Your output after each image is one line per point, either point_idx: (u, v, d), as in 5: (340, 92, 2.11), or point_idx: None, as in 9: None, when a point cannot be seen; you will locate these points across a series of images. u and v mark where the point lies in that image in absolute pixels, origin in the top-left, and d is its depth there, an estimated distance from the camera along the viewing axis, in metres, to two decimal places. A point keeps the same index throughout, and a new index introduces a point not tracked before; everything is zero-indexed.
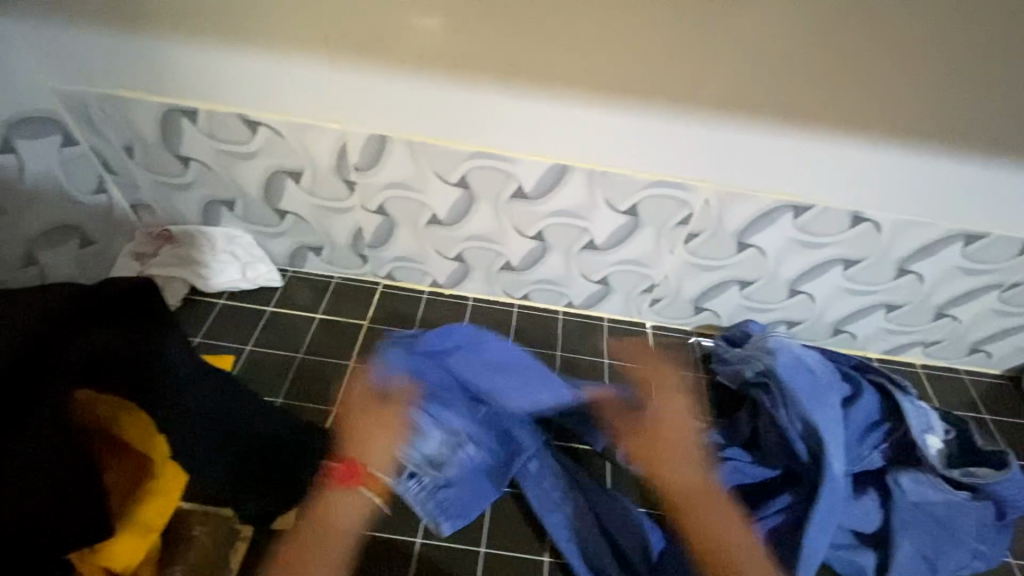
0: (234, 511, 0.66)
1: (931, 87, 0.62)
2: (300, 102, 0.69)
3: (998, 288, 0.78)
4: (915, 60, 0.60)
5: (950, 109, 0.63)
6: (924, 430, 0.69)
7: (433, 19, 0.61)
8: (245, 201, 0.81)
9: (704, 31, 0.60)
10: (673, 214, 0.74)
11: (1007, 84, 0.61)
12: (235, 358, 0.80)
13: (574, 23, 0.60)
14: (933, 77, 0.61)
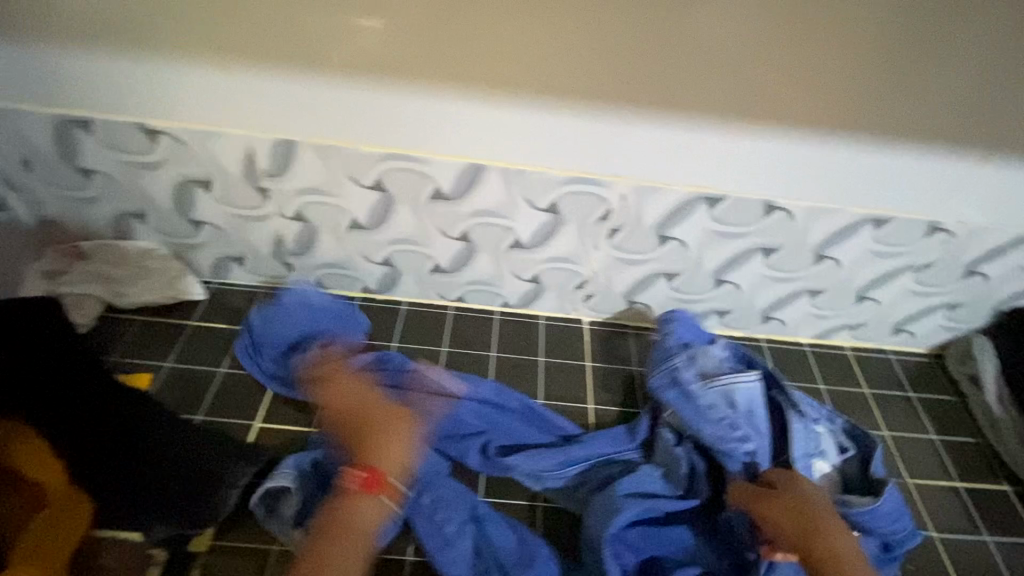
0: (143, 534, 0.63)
1: (818, 76, 0.65)
2: (201, 109, 0.67)
3: (912, 271, 0.81)
4: (800, 50, 0.63)
5: (842, 96, 0.65)
6: (814, 456, 0.71)
7: (376, 19, 0.62)
8: (157, 213, 0.78)
9: (610, 27, 0.63)
10: (592, 210, 0.74)
11: (887, 70, 0.64)
12: (154, 375, 0.77)
13: (471, 31, 0.63)
14: (818, 66, 0.64)
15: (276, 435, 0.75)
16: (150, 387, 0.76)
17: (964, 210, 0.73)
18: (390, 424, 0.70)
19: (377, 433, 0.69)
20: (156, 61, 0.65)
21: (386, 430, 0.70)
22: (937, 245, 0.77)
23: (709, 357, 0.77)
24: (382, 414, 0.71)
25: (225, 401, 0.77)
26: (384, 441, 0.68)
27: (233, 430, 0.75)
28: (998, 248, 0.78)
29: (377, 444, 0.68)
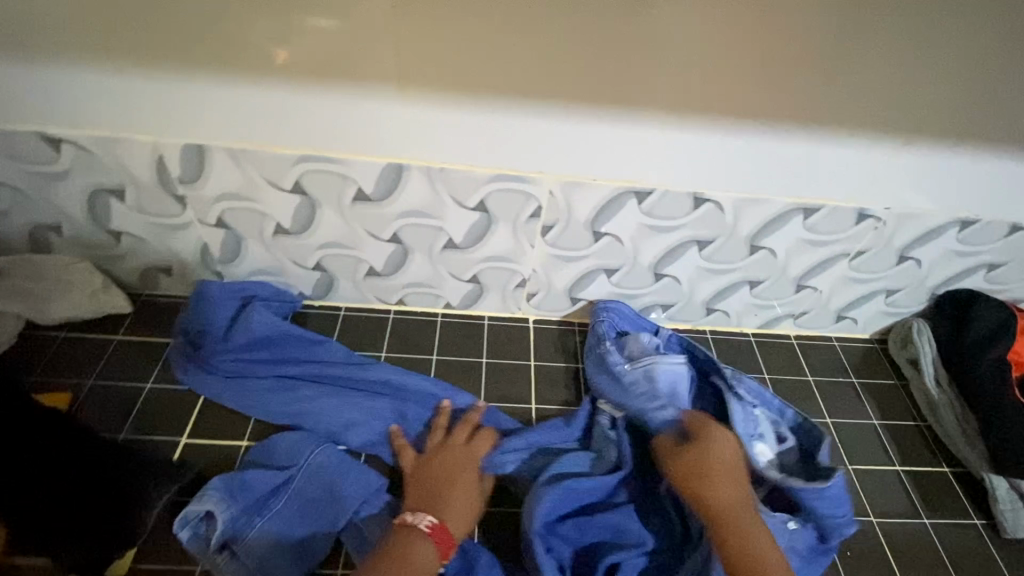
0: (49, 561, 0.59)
1: (751, 68, 0.61)
2: (103, 116, 0.65)
3: (847, 258, 0.81)
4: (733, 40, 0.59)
5: (773, 89, 0.63)
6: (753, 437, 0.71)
7: (330, 20, 0.58)
8: (71, 224, 0.75)
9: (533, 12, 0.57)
10: (522, 209, 0.73)
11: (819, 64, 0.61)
12: (73, 395, 0.74)
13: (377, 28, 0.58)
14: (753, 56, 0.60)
15: (203, 451, 0.71)
16: (67, 407, 0.72)
17: (890, 197, 0.74)
18: (468, 478, 0.67)
19: (446, 484, 0.66)
20: (44, 65, 0.61)
21: (441, 485, 0.66)
22: (867, 232, 0.77)
23: (637, 342, 0.79)
24: (453, 464, 0.68)
25: (150, 418, 0.73)
26: (458, 493, 0.65)
27: (159, 447, 0.71)
28: (928, 233, 0.79)
29: (469, 489, 0.66)
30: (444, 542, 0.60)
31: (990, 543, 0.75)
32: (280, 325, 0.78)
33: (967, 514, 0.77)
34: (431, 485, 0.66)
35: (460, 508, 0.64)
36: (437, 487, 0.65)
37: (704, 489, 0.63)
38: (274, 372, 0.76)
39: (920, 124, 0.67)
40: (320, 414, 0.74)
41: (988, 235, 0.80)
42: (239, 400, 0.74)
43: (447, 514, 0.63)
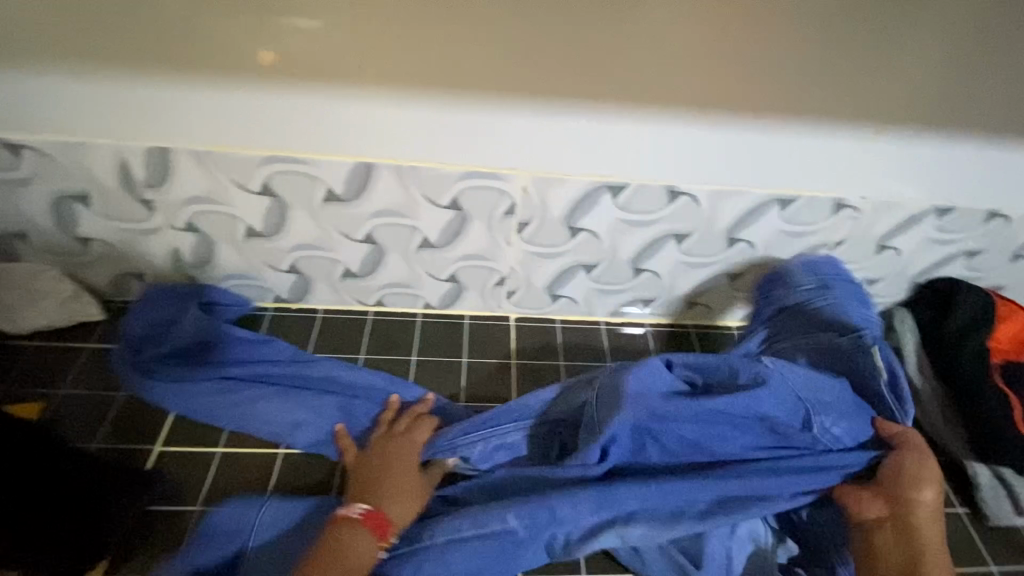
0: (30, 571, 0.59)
1: None
2: (62, 121, 0.63)
3: (826, 248, 0.80)
4: None
5: None
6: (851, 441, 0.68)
7: None
8: (38, 231, 0.74)
9: None
10: (496, 206, 0.72)
11: None
12: (43, 406, 0.72)
13: None
14: None
15: (178, 458, 0.71)
16: (38, 419, 0.71)
17: (868, 186, 0.73)
18: (403, 461, 0.68)
19: (382, 469, 0.67)
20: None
21: (376, 472, 0.67)
22: (846, 221, 0.77)
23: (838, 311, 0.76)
24: (390, 451, 0.69)
25: (123, 427, 0.72)
26: (393, 478, 0.66)
27: (132, 456, 0.70)
28: (906, 221, 0.78)
29: (409, 471, 0.67)
30: (375, 530, 0.61)
31: (973, 531, 0.75)
32: (225, 328, 0.77)
33: (950, 502, 0.77)
34: (370, 471, 0.67)
35: (393, 492, 0.65)
36: (372, 472, 0.67)
37: (903, 486, 0.64)
38: (213, 371, 0.73)
39: None
40: (265, 414, 0.73)
41: (966, 223, 0.79)
42: (188, 409, 0.72)
43: (378, 500, 0.64)
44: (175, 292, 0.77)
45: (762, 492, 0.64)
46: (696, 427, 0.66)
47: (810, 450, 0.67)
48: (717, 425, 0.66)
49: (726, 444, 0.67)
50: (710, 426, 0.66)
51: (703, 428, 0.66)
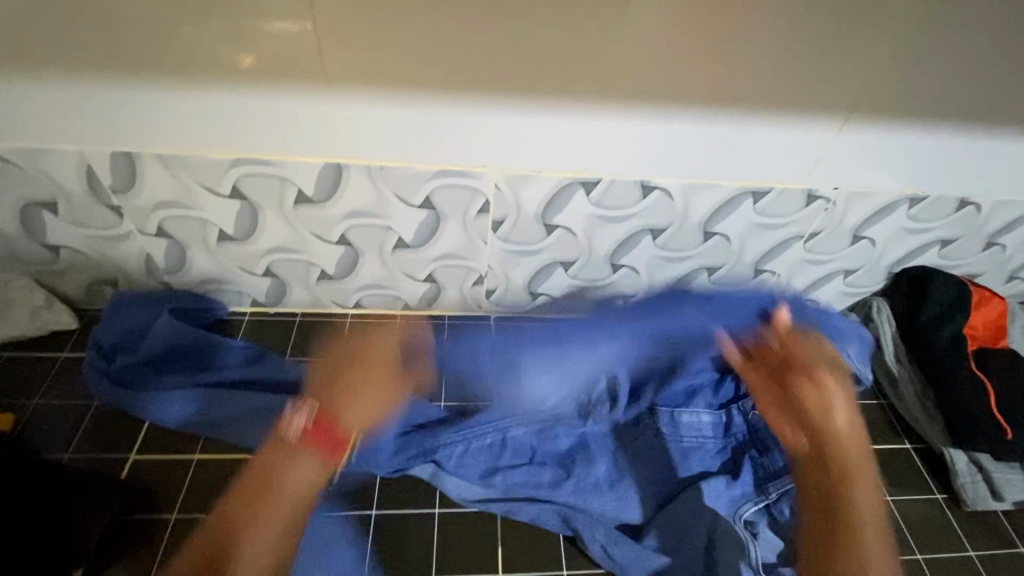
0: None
1: (692, 58, 0.61)
2: (22, 127, 0.62)
3: (800, 240, 0.81)
4: (670, 29, 0.58)
5: (715, 75, 0.62)
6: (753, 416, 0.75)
7: (281, 23, 0.56)
8: (6, 241, 0.73)
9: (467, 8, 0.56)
10: (469, 204, 0.72)
11: (759, 52, 0.60)
12: (16, 416, 0.72)
13: (320, 31, 0.56)
14: (694, 45, 0.60)
15: (154, 467, 0.70)
16: (10, 431, 0.70)
17: (838, 176, 0.74)
18: (360, 362, 0.67)
19: (344, 377, 0.65)
20: None
21: (335, 378, 0.65)
22: (818, 213, 0.77)
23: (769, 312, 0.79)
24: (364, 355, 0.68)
25: (100, 436, 0.71)
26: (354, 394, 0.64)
27: (108, 467, 0.69)
28: (879, 211, 0.79)
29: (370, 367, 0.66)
30: (321, 442, 0.59)
31: (952, 517, 0.75)
32: (199, 335, 0.76)
33: (929, 489, 0.78)
34: (335, 378, 0.65)
35: (358, 400, 0.64)
36: (336, 379, 0.65)
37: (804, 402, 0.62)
38: (184, 380, 0.73)
39: (861, 103, 0.66)
40: (239, 421, 0.71)
41: (938, 211, 0.80)
42: (168, 418, 0.71)
43: (337, 414, 0.62)
44: (144, 300, 0.77)
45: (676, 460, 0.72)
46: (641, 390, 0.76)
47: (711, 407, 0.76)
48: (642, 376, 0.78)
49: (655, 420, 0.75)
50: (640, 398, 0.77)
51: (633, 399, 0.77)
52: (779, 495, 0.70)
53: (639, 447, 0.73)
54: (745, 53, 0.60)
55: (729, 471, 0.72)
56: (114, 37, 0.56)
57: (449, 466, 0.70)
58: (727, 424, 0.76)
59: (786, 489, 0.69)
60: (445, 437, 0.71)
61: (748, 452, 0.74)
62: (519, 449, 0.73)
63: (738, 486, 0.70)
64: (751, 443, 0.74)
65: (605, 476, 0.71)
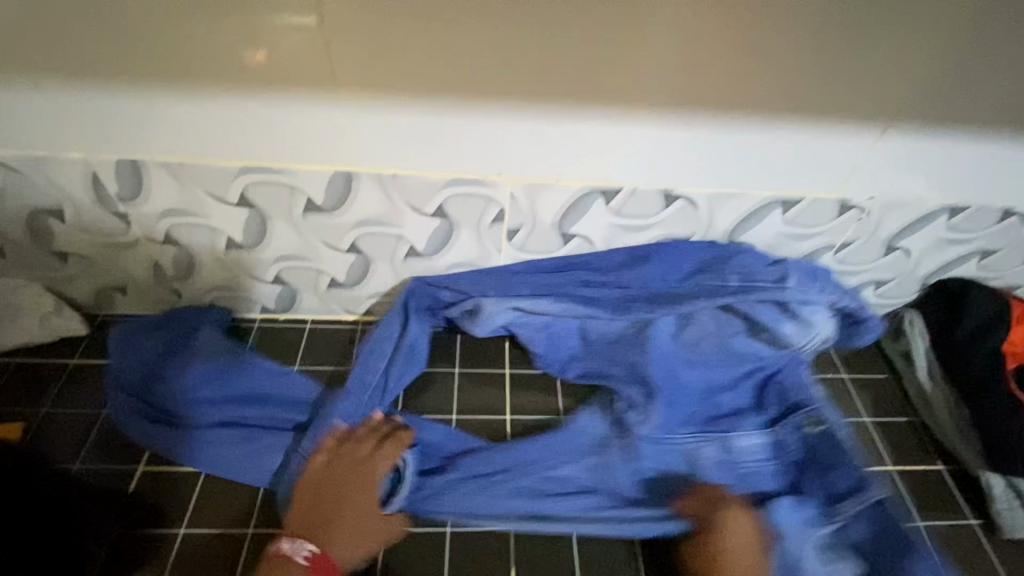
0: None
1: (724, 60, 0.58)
2: (28, 135, 0.61)
3: (831, 250, 0.76)
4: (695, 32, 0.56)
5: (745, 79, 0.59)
6: (804, 428, 0.68)
7: (287, 23, 0.53)
8: (14, 248, 0.72)
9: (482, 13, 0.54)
10: (484, 213, 0.69)
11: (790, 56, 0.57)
12: (25, 425, 0.71)
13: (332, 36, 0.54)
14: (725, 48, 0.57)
15: (161, 478, 0.69)
16: (20, 438, 0.70)
17: (873, 186, 0.70)
18: (360, 490, 0.61)
19: (334, 503, 0.60)
20: None
21: (316, 510, 0.59)
22: (851, 223, 0.73)
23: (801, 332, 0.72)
24: (345, 485, 0.61)
25: (107, 445, 0.71)
26: (345, 524, 0.59)
27: (116, 478, 0.68)
28: (915, 221, 0.75)
29: (365, 511, 0.60)
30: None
31: (987, 545, 0.71)
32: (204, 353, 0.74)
33: (962, 513, 0.73)
34: (318, 518, 0.59)
35: (358, 537, 0.59)
36: (325, 507, 0.59)
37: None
38: (207, 398, 0.71)
39: (902, 109, 0.62)
40: (245, 447, 0.69)
41: (979, 222, 0.76)
42: (156, 438, 0.69)
43: (339, 545, 0.58)
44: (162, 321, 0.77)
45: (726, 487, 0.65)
46: (685, 417, 0.70)
47: (754, 425, 0.69)
48: (676, 394, 0.70)
49: (709, 448, 0.67)
50: (683, 424, 0.69)
51: (674, 424, 0.69)
52: (855, 516, 0.62)
53: (694, 478, 0.66)
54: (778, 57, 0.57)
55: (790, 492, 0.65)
56: (120, 43, 0.54)
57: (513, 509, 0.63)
58: (780, 444, 0.68)
59: (859, 508, 0.62)
60: (490, 471, 0.66)
61: (808, 471, 0.66)
62: (551, 471, 0.66)
63: (809, 508, 0.62)
64: (812, 461, 0.66)
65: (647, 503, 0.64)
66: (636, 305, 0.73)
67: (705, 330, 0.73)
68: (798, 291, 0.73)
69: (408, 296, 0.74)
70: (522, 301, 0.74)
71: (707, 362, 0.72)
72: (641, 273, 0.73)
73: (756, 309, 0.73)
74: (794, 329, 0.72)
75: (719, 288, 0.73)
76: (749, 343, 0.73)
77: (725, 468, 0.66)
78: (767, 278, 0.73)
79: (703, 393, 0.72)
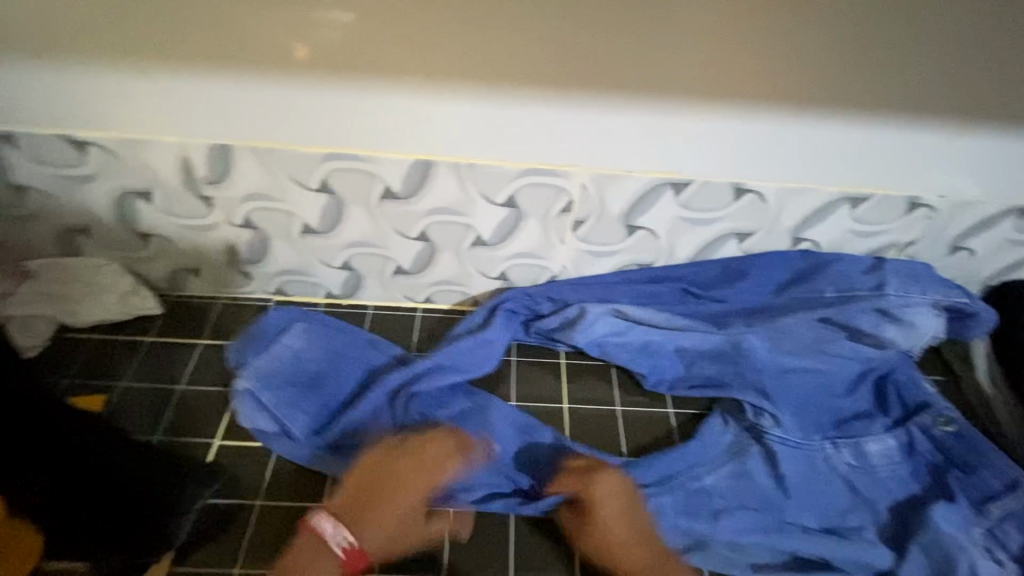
0: (123, 546, 0.61)
1: None
2: (129, 118, 0.63)
3: (895, 249, 0.77)
4: None
5: None
6: (932, 429, 0.71)
7: None
8: (101, 227, 0.75)
9: None
10: (553, 204, 0.70)
11: None
12: (107, 397, 0.74)
13: None
14: None
15: (234, 452, 0.71)
16: (102, 410, 0.73)
17: (946, 185, 0.69)
18: (397, 500, 0.63)
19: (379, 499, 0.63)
20: None
21: (359, 503, 0.63)
22: (919, 221, 0.73)
23: (894, 333, 0.75)
24: (398, 493, 0.64)
25: (182, 419, 0.74)
26: (376, 527, 0.62)
27: (191, 450, 0.71)
28: (983, 222, 0.74)
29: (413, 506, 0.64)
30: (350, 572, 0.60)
31: None
32: (315, 348, 0.76)
33: None
34: (366, 507, 0.63)
35: (387, 536, 0.62)
36: (371, 506, 0.63)
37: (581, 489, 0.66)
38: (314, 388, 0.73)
39: None
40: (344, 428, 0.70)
41: None
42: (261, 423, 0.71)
43: (373, 541, 0.62)
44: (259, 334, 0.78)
45: (871, 494, 0.68)
46: (817, 424, 0.72)
47: (881, 430, 0.71)
48: (799, 397, 0.73)
49: (841, 452, 0.70)
50: (816, 430, 0.71)
51: (805, 430, 0.71)
52: (1004, 515, 0.65)
53: (833, 484, 0.68)
54: None
55: (938, 493, 0.67)
56: None
57: (670, 515, 0.65)
58: (910, 445, 0.70)
59: (1012, 507, 0.65)
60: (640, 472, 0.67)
61: (951, 471, 0.68)
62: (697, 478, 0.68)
63: (959, 508, 0.65)
64: (950, 462, 0.69)
65: (799, 503, 0.67)
66: (733, 320, 0.76)
67: (805, 340, 0.74)
68: (897, 297, 0.75)
69: (511, 303, 0.78)
70: (622, 309, 0.77)
71: (812, 372, 0.73)
72: (737, 287, 0.77)
73: (856, 318, 0.75)
74: (895, 332, 0.75)
75: (817, 299, 0.76)
76: (855, 348, 0.74)
77: (860, 472, 0.69)
78: (864, 287, 0.76)
79: (826, 401, 0.73)
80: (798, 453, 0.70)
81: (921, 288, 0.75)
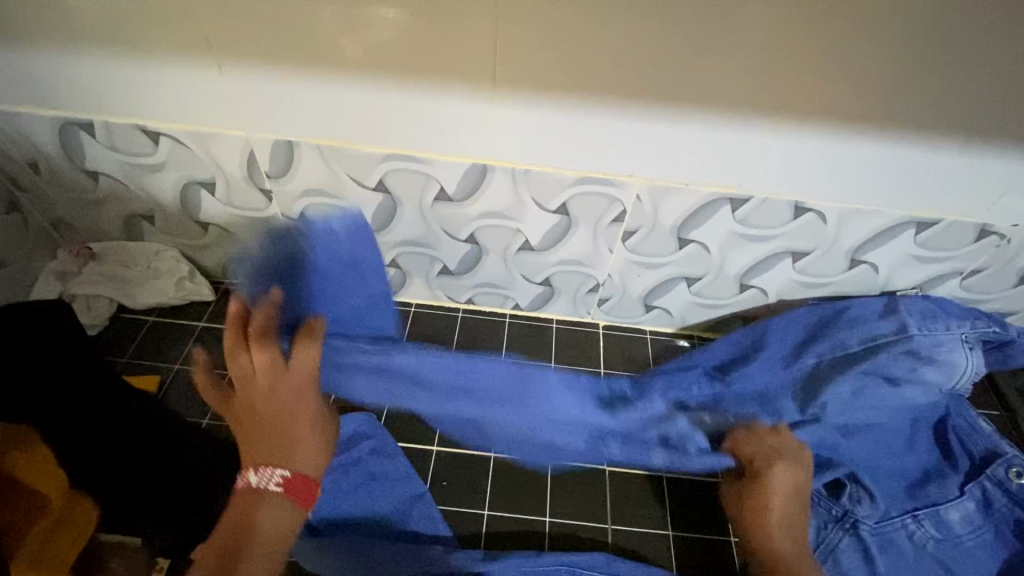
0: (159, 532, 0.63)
1: (884, 77, 0.55)
2: (197, 111, 0.65)
3: (958, 276, 0.74)
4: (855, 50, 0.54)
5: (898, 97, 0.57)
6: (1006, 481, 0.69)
7: (395, 10, 0.54)
8: (163, 213, 0.77)
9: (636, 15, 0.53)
10: (605, 213, 0.70)
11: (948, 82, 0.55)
12: (160, 378, 0.77)
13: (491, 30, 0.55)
14: (889, 64, 0.54)
15: None
16: (156, 389, 0.76)
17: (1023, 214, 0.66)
18: (279, 412, 0.57)
19: (286, 429, 0.57)
20: (139, 61, 0.61)
21: (265, 433, 0.56)
22: (987, 249, 0.71)
23: (930, 372, 0.69)
24: (274, 403, 0.58)
25: None
26: (295, 442, 0.57)
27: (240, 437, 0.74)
28: None
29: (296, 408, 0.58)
30: (300, 496, 0.55)
31: None
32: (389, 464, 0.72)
33: None
34: (256, 430, 0.56)
35: (303, 449, 0.57)
36: (265, 433, 0.56)
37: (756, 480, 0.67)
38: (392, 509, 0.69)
39: None
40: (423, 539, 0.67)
41: None
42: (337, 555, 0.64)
43: (300, 458, 0.56)
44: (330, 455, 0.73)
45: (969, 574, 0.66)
46: (896, 498, 0.70)
47: (957, 495, 0.70)
48: (871, 474, 0.70)
49: (923, 527, 0.68)
50: (894, 504, 0.69)
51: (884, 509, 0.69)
52: None
53: (918, 560, 0.67)
54: (952, 67, 0.54)
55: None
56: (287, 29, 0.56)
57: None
58: (987, 502, 0.69)
59: None
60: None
61: None
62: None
63: None
64: None
65: None
66: (776, 402, 0.70)
67: (847, 401, 0.69)
68: (924, 336, 0.70)
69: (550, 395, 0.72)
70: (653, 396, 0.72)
71: (871, 435, 0.70)
72: (753, 363, 0.72)
73: (890, 365, 0.69)
74: (934, 374, 0.69)
75: (842, 352, 0.71)
76: (896, 394, 0.69)
77: (947, 546, 0.67)
78: (886, 331, 0.71)
79: (895, 473, 0.71)
80: (888, 544, 0.67)
81: (945, 323, 0.71)
